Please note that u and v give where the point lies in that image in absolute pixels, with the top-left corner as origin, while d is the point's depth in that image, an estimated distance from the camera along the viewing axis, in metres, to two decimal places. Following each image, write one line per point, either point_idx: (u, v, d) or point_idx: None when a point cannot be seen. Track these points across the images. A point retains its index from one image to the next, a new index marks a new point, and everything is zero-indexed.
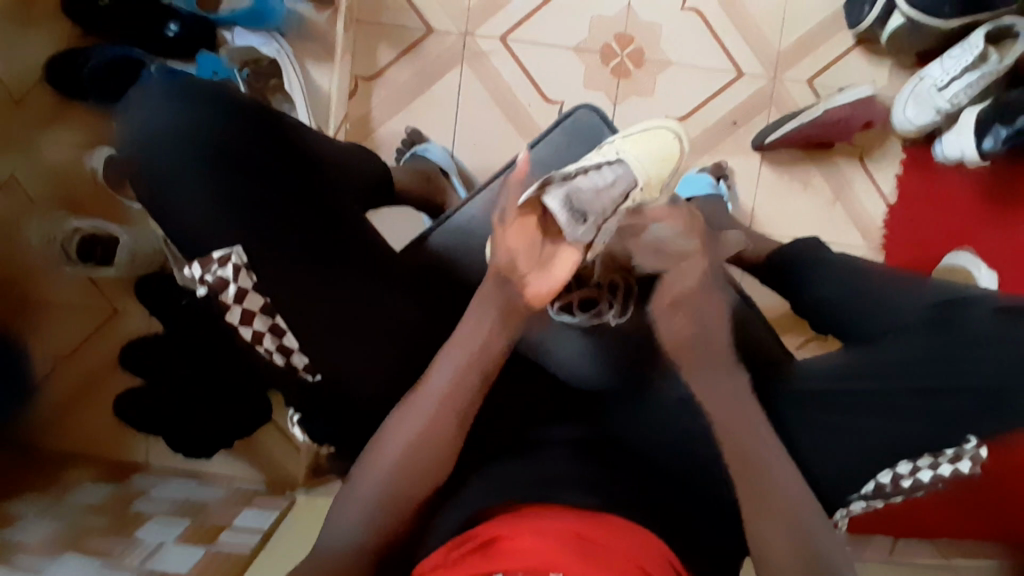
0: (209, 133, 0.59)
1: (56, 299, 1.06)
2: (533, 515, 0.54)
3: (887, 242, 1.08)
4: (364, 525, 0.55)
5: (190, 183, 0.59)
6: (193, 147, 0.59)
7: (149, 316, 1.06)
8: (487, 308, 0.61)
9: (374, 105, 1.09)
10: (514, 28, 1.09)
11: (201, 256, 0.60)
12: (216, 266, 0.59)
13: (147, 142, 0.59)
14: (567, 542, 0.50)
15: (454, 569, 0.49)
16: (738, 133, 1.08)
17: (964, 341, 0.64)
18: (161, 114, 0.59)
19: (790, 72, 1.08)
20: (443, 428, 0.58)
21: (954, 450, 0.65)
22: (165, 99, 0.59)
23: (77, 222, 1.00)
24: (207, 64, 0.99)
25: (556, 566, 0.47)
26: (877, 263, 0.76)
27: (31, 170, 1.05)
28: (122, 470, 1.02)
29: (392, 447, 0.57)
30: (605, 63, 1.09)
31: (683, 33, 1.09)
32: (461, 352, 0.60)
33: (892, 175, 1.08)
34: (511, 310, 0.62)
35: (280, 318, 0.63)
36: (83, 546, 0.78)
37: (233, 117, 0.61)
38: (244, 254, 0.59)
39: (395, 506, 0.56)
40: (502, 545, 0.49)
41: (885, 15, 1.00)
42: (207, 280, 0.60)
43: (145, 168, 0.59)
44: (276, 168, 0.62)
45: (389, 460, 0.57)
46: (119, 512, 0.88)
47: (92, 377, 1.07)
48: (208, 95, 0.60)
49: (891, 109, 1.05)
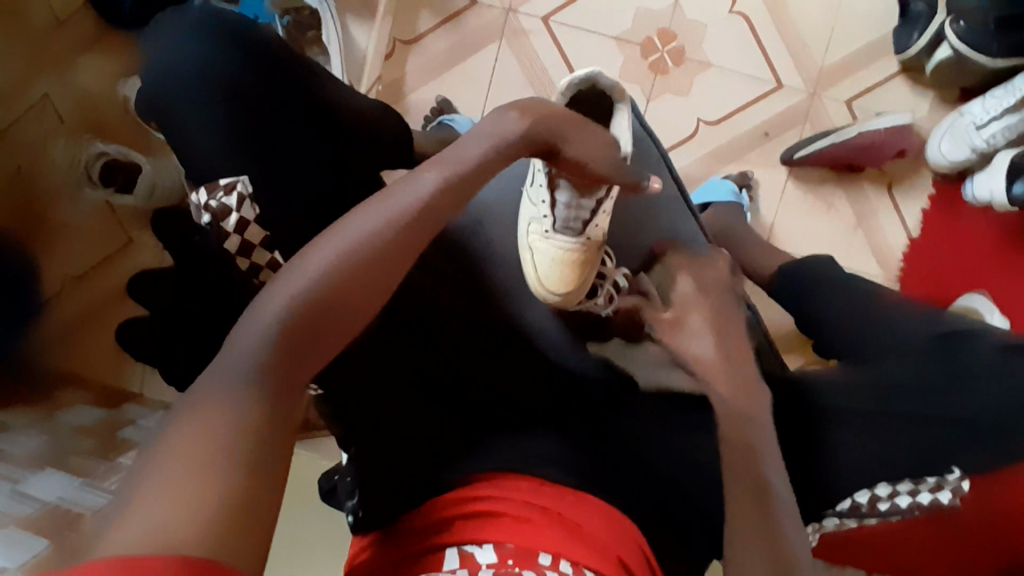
0: (222, 70, 0.60)
1: (72, 222, 1.07)
2: (512, 489, 0.57)
3: (904, 276, 1.05)
4: (175, 544, 0.31)
5: (205, 124, 0.60)
6: (208, 93, 0.60)
7: (161, 249, 1.07)
8: (360, 230, 0.47)
9: (408, 70, 1.09)
10: (558, 10, 1.08)
11: (210, 180, 0.64)
12: (221, 193, 0.64)
13: (167, 81, 0.60)
14: (551, 522, 0.54)
15: (443, 530, 0.54)
16: (768, 145, 1.07)
17: (960, 367, 0.65)
18: (183, 53, 0.60)
19: (830, 90, 1.07)
20: (278, 376, 0.40)
21: (936, 480, 0.66)
22: (189, 41, 0.61)
23: (103, 145, 1.01)
24: (249, 6, 0.99)
25: (543, 546, 0.51)
26: (885, 291, 0.76)
27: (64, 91, 1.06)
28: (116, 395, 1.04)
29: (212, 402, 0.38)
30: (644, 57, 1.08)
31: (727, 36, 1.07)
32: (317, 270, 0.44)
33: (918, 209, 1.06)
34: (400, 237, 0.48)
35: (276, 253, 0.66)
36: (67, 464, 0.81)
37: (246, 57, 0.62)
38: (249, 184, 0.63)
39: (243, 519, 0.34)
40: (501, 518, 0.54)
41: (933, 46, 0.98)
42: (213, 206, 0.65)
43: (162, 102, 0.61)
44: (295, 119, 0.64)
45: (221, 423, 0.37)
46: (106, 437, 0.90)
47: (96, 304, 1.09)
48: (226, 39, 0.61)
49: (926, 142, 1.03)
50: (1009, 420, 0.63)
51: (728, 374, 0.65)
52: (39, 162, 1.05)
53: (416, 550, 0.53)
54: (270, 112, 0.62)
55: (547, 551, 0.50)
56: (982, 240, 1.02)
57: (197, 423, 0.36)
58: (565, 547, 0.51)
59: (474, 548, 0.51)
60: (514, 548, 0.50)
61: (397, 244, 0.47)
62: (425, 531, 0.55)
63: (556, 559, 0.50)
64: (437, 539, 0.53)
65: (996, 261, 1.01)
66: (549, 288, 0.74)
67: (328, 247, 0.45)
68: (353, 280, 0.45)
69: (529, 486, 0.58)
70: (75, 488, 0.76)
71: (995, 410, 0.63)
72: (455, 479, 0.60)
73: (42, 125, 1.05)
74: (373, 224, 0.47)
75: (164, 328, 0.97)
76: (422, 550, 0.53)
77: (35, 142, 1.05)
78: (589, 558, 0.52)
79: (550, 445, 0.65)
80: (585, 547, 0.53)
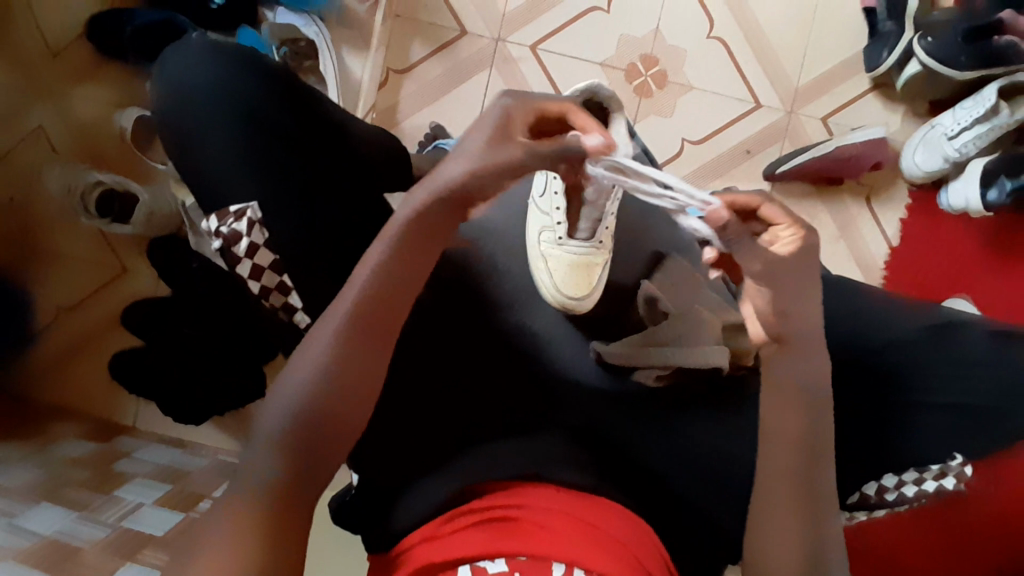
0: (232, 90, 0.64)
1: (63, 253, 1.06)
2: (535, 495, 0.58)
3: (889, 278, 1.09)
4: None
5: (218, 149, 0.63)
6: (224, 122, 0.63)
7: (157, 279, 1.06)
8: (330, 328, 0.53)
9: (402, 97, 1.12)
10: (545, 39, 1.13)
11: (219, 209, 0.64)
12: (231, 220, 0.63)
13: (187, 109, 0.64)
14: (574, 527, 0.54)
15: (462, 543, 0.53)
16: (751, 161, 1.11)
17: (954, 352, 0.68)
18: (199, 84, 0.64)
19: (806, 108, 1.12)
20: (299, 450, 0.51)
21: (940, 467, 0.68)
22: (205, 73, 0.64)
23: (99, 175, 1.00)
24: (245, 39, 1.03)
25: (558, 555, 0.51)
26: (871, 287, 0.74)
27: (60, 124, 1.06)
28: (109, 429, 1.02)
29: (245, 494, 0.50)
30: (629, 81, 1.12)
31: (707, 60, 1.12)
32: (323, 341, 0.53)
33: (897, 219, 1.10)
34: (370, 323, 0.53)
35: (286, 276, 0.65)
36: (61, 497, 0.80)
37: (255, 78, 0.65)
38: (258, 210, 0.63)
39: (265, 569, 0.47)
40: (520, 525, 0.54)
41: (903, 62, 1.06)
42: (222, 233, 0.63)
43: (174, 120, 0.64)
44: (306, 141, 0.66)
45: (251, 506, 0.49)
46: (100, 469, 0.88)
47: (89, 337, 1.06)
48: (239, 70, 0.65)
49: (901, 154, 1.08)
50: (1005, 407, 0.67)
51: (796, 291, 0.55)
52: (36, 191, 1.05)
53: (428, 566, 0.53)
54: (282, 135, 0.65)
55: (562, 561, 0.51)
56: (961, 243, 1.07)
57: (236, 504, 0.49)
58: (579, 555, 0.51)
59: (488, 562, 0.51)
60: (527, 561, 0.51)
61: (367, 324, 0.53)
62: (439, 544, 0.55)
63: (570, 567, 0.50)
64: (454, 553, 0.53)
65: (982, 263, 1.06)
66: (567, 294, 0.77)
67: (332, 319, 0.53)
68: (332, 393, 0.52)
69: (549, 493, 0.59)
70: (72, 521, 0.75)
71: (986, 395, 0.67)
72: (473, 485, 0.60)
73: (38, 150, 1.05)
74: (365, 285, 0.53)
75: (164, 355, 0.97)
76: (436, 566, 0.53)
77: (31, 166, 1.05)
78: (610, 563, 0.52)
79: (554, 446, 0.65)
80: (603, 551, 0.53)
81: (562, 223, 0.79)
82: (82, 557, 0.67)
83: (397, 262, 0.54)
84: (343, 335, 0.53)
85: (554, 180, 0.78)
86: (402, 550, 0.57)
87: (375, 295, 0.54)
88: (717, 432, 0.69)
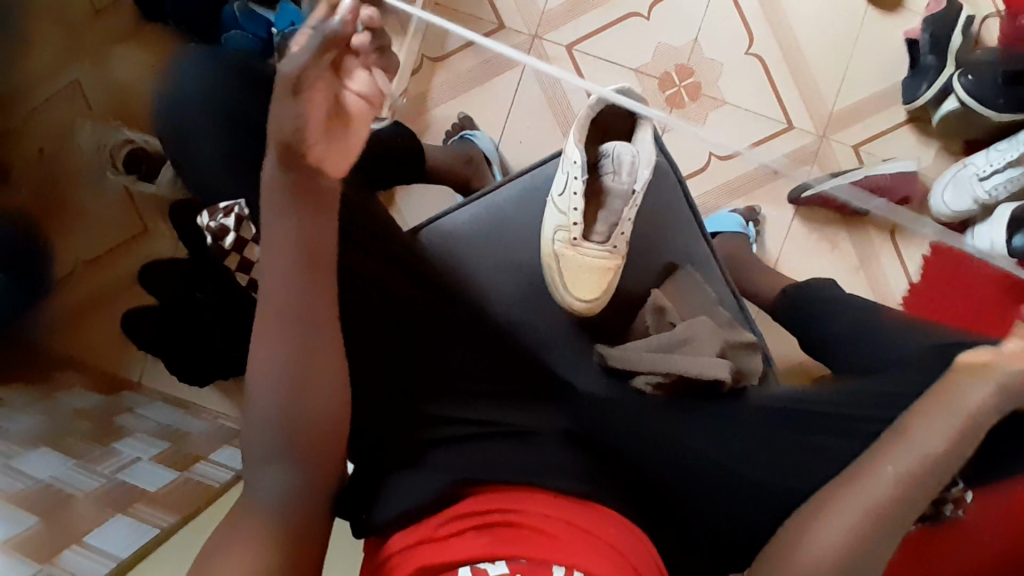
0: (223, 89, 0.70)
1: (91, 210, 1.08)
2: (532, 501, 0.58)
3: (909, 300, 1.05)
4: None
5: (208, 140, 0.70)
6: (215, 116, 0.70)
7: (178, 241, 1.08)
8: (270, 321, 0.52)
9: (433, 85, 1.13)
10: (582, 40, 1.12)
11: (215, 202, 0.75)
12: (222, 216, 0.81)
13: (183, 104, 0.71)
14: (572, 534, 0.55)
15: (458, 546, 0.54)
16: (777, 182, 1.11)
17: None
18: (195, 81, 0.71)
19: (839, 135, 1.10)
20: (309, 455, 0.53)
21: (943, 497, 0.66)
22: (200, 71, 0.71)
23: (129, 133, 1.04)
24: (285, 13, 1.01)
25: (557, 559, 0.52)
26: (880, 308, 0.77)
27: (94, 79, 1.08)
28: (114, 382, 1.04)
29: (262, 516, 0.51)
30: (662, 91, 1.12)
31: (741, 76, 1.11)
32: (276, 337, 0.52)
33: (920, 256, 1.07)
34: (304, 305, 0.53)
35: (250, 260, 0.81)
36: (61, 445, 0.81)
37: (246, 80, 0.72)
38: (243, 205, 0.74)
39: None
40: (516, 529, 0.55)
41: (940, 97, 1.05)
42: (213, 228, 0.85)
43: (178, 114, 0.72)
44: None
45: (267, 527, 0.51)
46: (103, 421, 0.90)
47: (105, 291, 1.08)
48: (232, 70, 0.72)
49: (929, 190, 1.06)
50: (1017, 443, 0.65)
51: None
52: (60, 142, 1.05)
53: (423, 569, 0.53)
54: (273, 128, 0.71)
55: (561, 563, 0.51)
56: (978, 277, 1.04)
57: (252, 527, 0.50)
58: (578, 560, 0.52)
59: (488, 564, 0.52)
60: (526, 564, 0.51)
61: (306, 305, 0.53)
62: (434, 549, 0.54)
63: (569, 569, 0.51)
64: (451, 557, 0.53)
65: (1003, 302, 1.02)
66: (576, 294, 0.76)
67: (270, 312, 0.52)
68: (308, 399, 0.52)
69: (545, 498, 0.58)
70: (69, 469, 0.77)
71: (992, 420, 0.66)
72: (464, 486, 0.60)
73: (71, 107, 1.06)
74: (283, 271, 0.53)
75: (176, 315, 0.99)
76: (433, 569, 0.53)
77: (61, 123, 1.05)
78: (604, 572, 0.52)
79: (547, 453, 0.64)
80: (595, 556, 0.53)
81: (579, 223, 0.77)
82: (73, 506, 0.70)
83: (305, 254, 0.53)
84: (297, 334, 0.52)
85: (576, 180, 0.77)
86: (387, 554, 0.57)
87: (306, 275, 0.53)
88: (715, 451, 0.67)
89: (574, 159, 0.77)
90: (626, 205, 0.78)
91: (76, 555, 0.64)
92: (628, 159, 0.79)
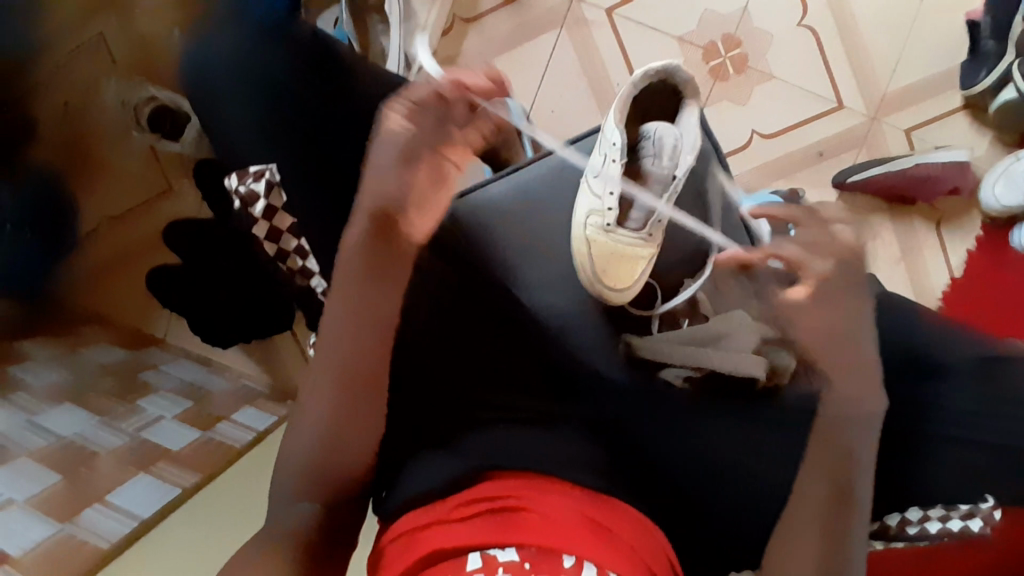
0: (256, 65, 0.69)
1: (113, 165, 1.07)
2: (549, 491, 0.56)
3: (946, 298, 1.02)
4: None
5: (237, 111, 0.70)
6: (245, 90, 0.69)
7: (201, 199, 1.05)
8: (325, 362, 0.60)
9: (465, 48, 1.09)
10: (623, 4, 1.06)
11: (242, 169, 0.72)
12: (251, 179, 0.71)
13: (213, 74, 0.70)
14: (585, 527, 0.53)
15: (467, 528, 0.53)
16: (821, 165, 1.05)
17: (1000, 392, 0.64)
18: (227, 52, 0.70)
19: (890, 117, 1.04)
20: (319, 456, 0.58)
21: (968, 507, 0.64)
22: (235, 42, 0.69)
23: (155, 90, 1.01)
24: None
25: (568, 547, 0.51)
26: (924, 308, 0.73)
27: (118, 32, 1.00)
28: (140, 338, 1.06)
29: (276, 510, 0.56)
30: (705, 61, 1.06)
31: (793, 49, 1.05)
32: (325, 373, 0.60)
33: (964, 249, 1.02)
34: (351, 369, 0.60)
35: (303, 240, 0.73)
36: (85, 400, 0.83)
37: (280, 52, 0.69)
38: (277, 173, 0.70)
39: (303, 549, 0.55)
40: (528, 515, 0.53)
41: (1000, 85, 0.96)
42: (241, 191, 0.72)
43: (214, 77, 0.70)
44: (315, 102, 0.69)
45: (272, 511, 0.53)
46: (128, 378, 0.91)
47: (131, 251, 1.09)
48: (272, 43, 0.69)
49: (981, 181, 1.00)
50: None
51: None
52: (87, 100, 1.00)
53: (432, 552, 0.52)
54: (307, 101, 0.69)
55: (572, 553, 0.50)
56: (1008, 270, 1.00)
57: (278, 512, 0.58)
58: (589, 551, 0.51)
59: (498, 551, 0.51)
60: (537, 552, 0.50)
61: (350, 358, 0.60)
62: (446, 530, 0.53)
63: (580, 561, 0.50)
64: (460, 541, 0.52)
65: None
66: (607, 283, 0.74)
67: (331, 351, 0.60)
68: (339, 421, 0.59)
69: (561, 488, 0.56)
70: (93, 425, 0.78)
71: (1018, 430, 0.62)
72: (480, 470, 0.58)
73: (96, 61, 0.99)
74: (349, 324, 0.61)
75: (196, 274, 0.99)
76: (442, 553, 0.52)
77: (86, 78, 0.99)
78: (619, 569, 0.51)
79: (568, 442, 0.62)
80: (609, 550, 0.52)
81: (613, 210, 0.74)
82: (95, 465, 0.72)
83: (365, 312, 0.62)
84: (339, 378, 0.59)
85: (614, 162, 0.73)
86: (397, 532, 0.56)
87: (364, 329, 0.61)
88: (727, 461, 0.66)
89: (614, 140, 0.73)
90: (665, 191, 0.75)
91: (97, 514, 0.66)
92: (671, 141, 0.74)
